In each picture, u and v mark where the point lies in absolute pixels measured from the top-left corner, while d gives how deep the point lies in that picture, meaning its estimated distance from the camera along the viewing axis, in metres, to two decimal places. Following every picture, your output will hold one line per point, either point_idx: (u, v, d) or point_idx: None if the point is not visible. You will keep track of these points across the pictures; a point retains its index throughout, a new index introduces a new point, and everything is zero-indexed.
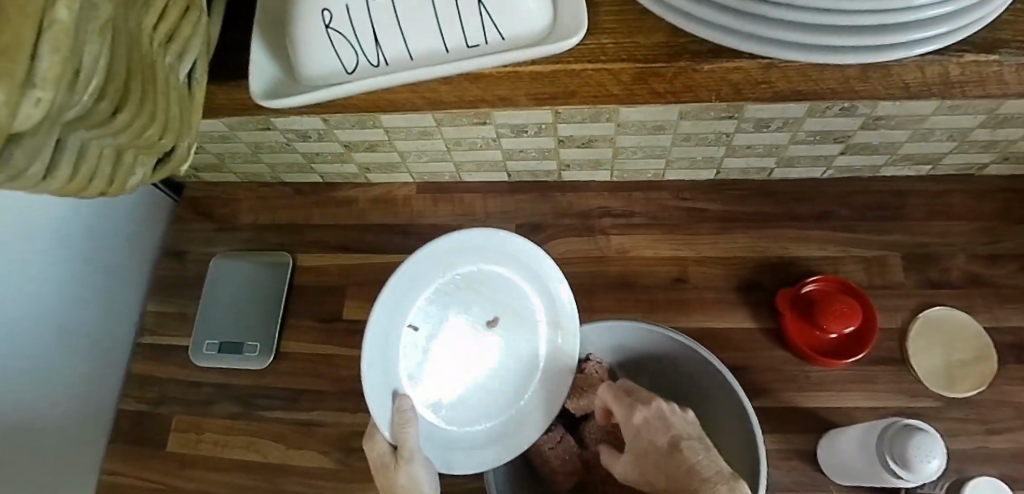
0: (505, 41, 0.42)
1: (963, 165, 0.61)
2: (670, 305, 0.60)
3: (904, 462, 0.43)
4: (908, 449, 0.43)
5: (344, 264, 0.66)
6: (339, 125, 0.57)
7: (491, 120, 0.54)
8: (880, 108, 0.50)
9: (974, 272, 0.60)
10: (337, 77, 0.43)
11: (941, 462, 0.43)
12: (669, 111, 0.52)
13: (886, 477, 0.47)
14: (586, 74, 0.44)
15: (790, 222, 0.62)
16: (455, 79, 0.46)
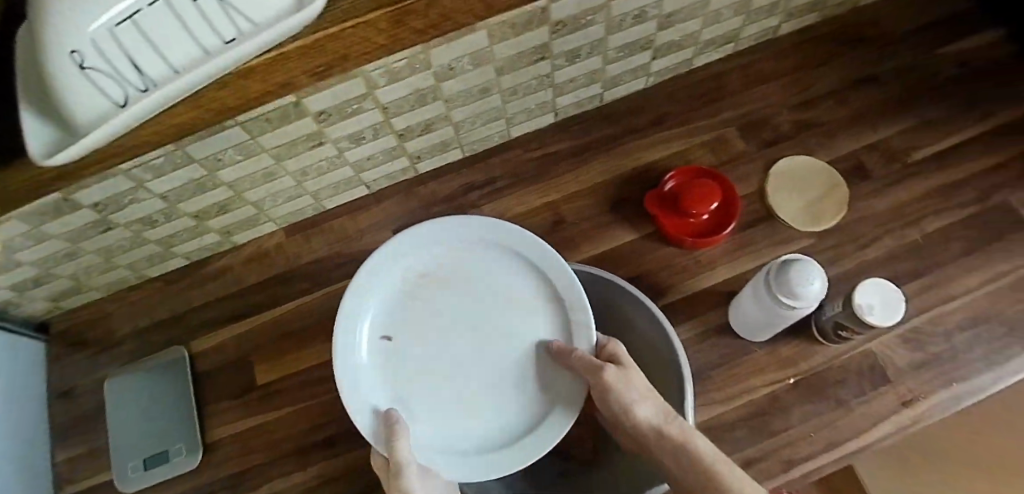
0: (255, 24, 0.31)
1: (759, 33, 0.67)
2: (558, 247, 0.62)
3: (794, 294, 0.47)
4: (791, 281, 0.46)
5: (240, 332, 0.65)
6: (180, 197, 0.56)
7: (326, 138, 0.56)
8: (663, 6, 0.55)
9: (800, 119, 0.66)
10: (93, 124, 0.31)
11: (823, 279, 0.47)
12: (483, 71, 0.55)
13: (788, 317, 0.50)
14: (349, 34, 0.34)
15: (634, 135, 0.66)
16: (228, 81, 0.33)
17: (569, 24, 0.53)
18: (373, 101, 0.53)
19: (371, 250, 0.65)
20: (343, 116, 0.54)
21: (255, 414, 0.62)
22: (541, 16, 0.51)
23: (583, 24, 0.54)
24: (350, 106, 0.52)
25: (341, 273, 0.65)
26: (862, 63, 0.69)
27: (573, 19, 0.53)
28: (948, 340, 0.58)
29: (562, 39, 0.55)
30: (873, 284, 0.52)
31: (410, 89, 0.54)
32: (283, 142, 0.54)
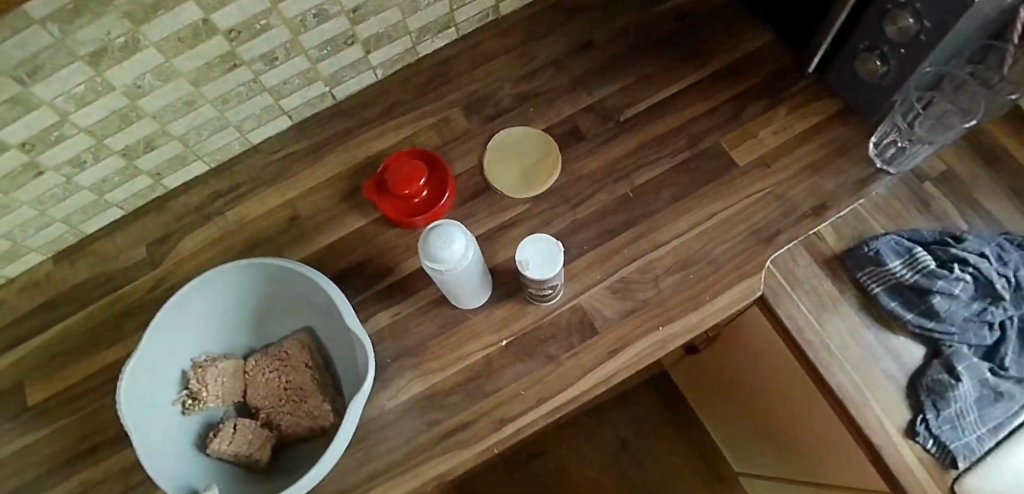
0: None
1: (479, 15, 0.70)
2: (293, 242, 0.65)
3: (440, 251, 0.48)
4: (436, 239, 0.48)
5: (9, 363, 0.67)
6: None
7: (42, 166, 0.57)
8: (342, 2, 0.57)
9: (523, 90, 0.68)
10: None
11: (466, 236, 0.50)
12: (176, 87, 0.57)
13: (450, 277, 0.52)
14: None
15: (366, 126, 0.69)
16: None
17: (245, 32, 0.54)
18: (72, 126, 0.54)
19: (126, 268, 0.68)
20: (50, 142, 0.55)
21: (20, 438, 0.64)
22: (206, 27, 0.52)
23: (261, 29, 0.55)
24: (53, 133, 0.54)
25: (99, 293, 0.68)
26: (584, 29, 0.71)
27: (249, 23, 0.54)
28: (657, 285, 0.60)
29: (244, 48, 0.56)
30: (530, 241, 0.53)
31: (106, 110, 0.55)
32: (1, 174, 0.54)
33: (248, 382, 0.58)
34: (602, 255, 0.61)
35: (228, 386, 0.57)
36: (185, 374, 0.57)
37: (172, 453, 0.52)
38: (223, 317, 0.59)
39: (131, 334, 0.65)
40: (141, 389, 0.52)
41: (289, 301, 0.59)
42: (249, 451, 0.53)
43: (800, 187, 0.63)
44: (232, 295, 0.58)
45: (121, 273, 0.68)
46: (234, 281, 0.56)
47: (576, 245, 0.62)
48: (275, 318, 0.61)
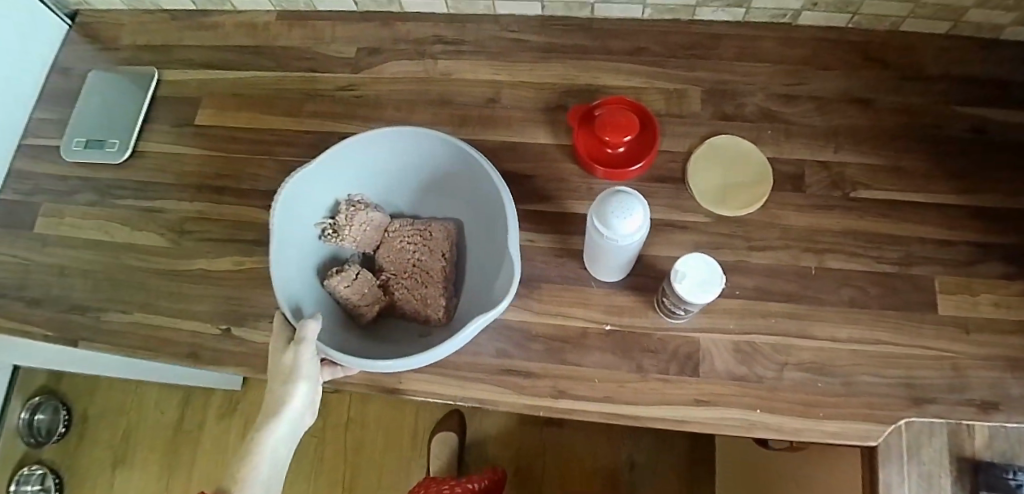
0: None
1: (775, 11, 0.64)
2: (480, 122, 0.65)
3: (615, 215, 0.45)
4: (619, 202, 0.45)
5: (202, 79, 0.73)
6: None
7: None
8: None
9: (769, 109, 0.62)
10: None
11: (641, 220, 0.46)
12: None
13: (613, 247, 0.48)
14: None
15: (603, 56, 0.66)
16: None
17: None
18: None
19: (331, 57, 0.70)
20: None
21: (179, 144, 0.70)
22: None
23: None
24: None
25: (298, 65, 0.71)
26: (870, 85, 0.63)
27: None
28: (779, 371, 0.55)
29: None
30: (698, 257, 0.49)
31: None
32: None
33: (384, 241, 0.61)
34: (746, 311, 0.57)
35: (366, 235, 0.59)
36: (335, 206, 0.59)
37: (301, 268, 0.55)
38: (392, 171, 0.60)
39: (304, 115, 0.68)
40: (298, 200, 0.54)
41: (453, 191, 0.60)
42: (361, 303, 0.57)
43: (991, 373, 0.54)
44: (408, 155, 0.58)
45: (324, 59, 0.70)
46: (419, 150, 0.57)
47: (726, 284, 0.58)
48: (433, 197, 0.62)
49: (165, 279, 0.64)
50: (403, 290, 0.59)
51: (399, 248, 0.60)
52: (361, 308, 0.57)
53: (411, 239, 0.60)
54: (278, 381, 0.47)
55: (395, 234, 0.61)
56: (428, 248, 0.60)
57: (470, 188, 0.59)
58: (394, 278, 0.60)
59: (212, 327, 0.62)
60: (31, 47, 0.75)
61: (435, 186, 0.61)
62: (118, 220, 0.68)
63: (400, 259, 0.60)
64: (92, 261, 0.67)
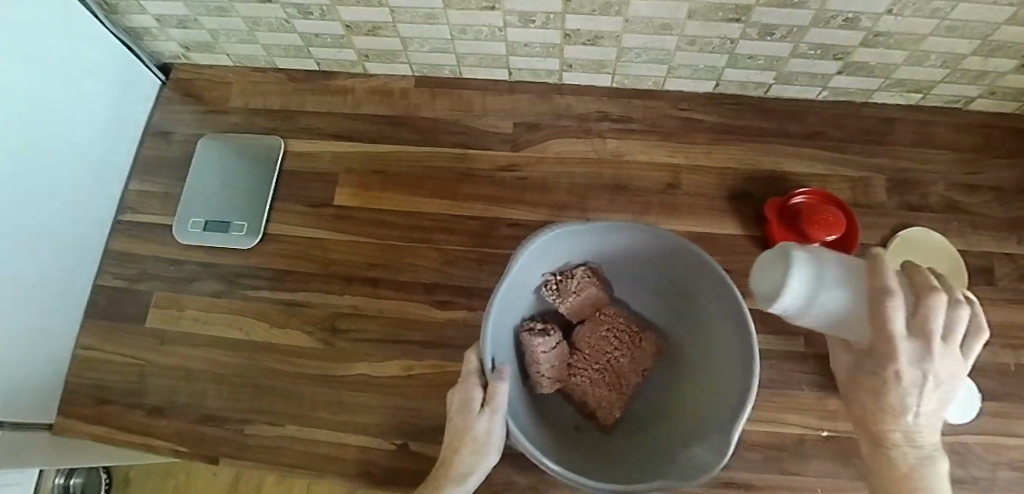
0: None
1: (949, 97, 0.64)
2: (661, 209, 0.61)
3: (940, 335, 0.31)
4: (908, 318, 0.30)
5: (336, 151, 0.66)
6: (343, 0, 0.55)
7: (500, 6, 0.53)
8: (882, 22, 0.52)
9: (952, 198, 0.62)
10: None
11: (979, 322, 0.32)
12: (679, 7, 0.52)
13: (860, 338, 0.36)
14: None
15: (781, 138, 0.64)
16: None
17: None
18: None
19: (485, 131, 0.65)
20: None
21: (318, 227, 0.63)
22: None
23: (796, 3, 0.50)
24: None
25: (447, 139, 0.65)
26: None
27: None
28: (995, 473, 0.54)
29: (767, 10, 0.51)
30: (956, 378, 0.47)
31: None
32: None
33: (594, 319, 0.55)
34: None
35: (581, 307, 0.54)
36: (572, 264, 0.53)
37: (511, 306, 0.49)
38: (627, 258, 0.53)
39: (462, 197, 0.62)
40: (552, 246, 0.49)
41: (681, 303, 0.53)
42: (546, 376, 0.51)
43: None
44: (657, 255, 0.50)
45: (477, 134, 0.65)
46: (677, 259, 0.49)
47: None
48: (654, 297, 0.55)
49: (320, 385, 0.58)
50: (583, 380, 0.53)
51: (598, 336, 0.54)
52: (540, 382, 0.52)
53: (617, 332, 0.54)
54: (461, 433, 0.40)
55: (604, 318, 0.55)
56: (629, 353, 0.54)
57: (703, 311, 0.50)
58: (579, 361, 0.54)
59: (385, 442, 0.56)
60: (126, 107, 0.66)
61: (661, 288, 0.54)
62: (253, 313, 0.61)
63: (596, 346, 0.54)
64: (227, 362, 0.60)
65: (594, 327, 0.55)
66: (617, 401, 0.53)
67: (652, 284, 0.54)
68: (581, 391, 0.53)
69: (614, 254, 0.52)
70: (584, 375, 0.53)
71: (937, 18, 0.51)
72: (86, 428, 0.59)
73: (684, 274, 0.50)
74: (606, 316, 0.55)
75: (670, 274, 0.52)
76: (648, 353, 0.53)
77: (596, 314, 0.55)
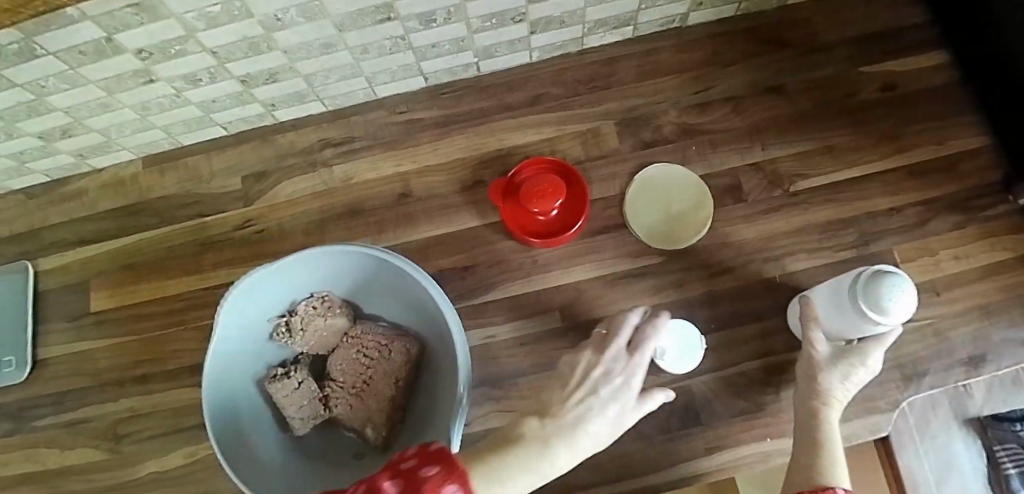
0: None
1: (662, 19, 0.60)
2: (396, 224, 0.59)
3: (875, 312, 0.40)
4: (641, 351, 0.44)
5: (84, 258, 0.64)
6: (14, 117, 0.54)
7: (155, 76, 0.51)
8: None
9: (687, 122, 0.60)
10: None
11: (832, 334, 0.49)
12: (321, 26, 0.49)
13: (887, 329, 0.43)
14: None
15: (504, 114, 0.61)
16: None
17: None
18: (197, 45, 0.47)
19: (218, 194, 0.63)
20: (168, 56, 0.48)
21: (84, 339, 0.62)
22: None
23: None
24: (172, 48, 0.47)
25: (184, 213, 0.63)
26: (773, 67, 0.61)
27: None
28: (776, 393, 0.54)
29: (405, 2, 0.48)
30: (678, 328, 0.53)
31: (234, 36, 0.47)
32: (108, 77, 0.50)
33: (342, 344, 0.55)
34: (723, 342, 0.56)
35: (321, 338, 0.54)
36: (299, 299, 0.54)
37: (240, 357, 0.50)
38: (347, 277, 0.53)
39: (208, 269, 0.61)
40: (257, 294, 0.50)
41: (411, 301, 0.53)
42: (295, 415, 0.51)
43: (968, 329, 0.55)
44: (364, 266, 0.51)
45: (212, 199, 0.63)
46: (378, 263, 0.50)
47: (701, 317, 0.56)
48: (396, 303, 0.54)
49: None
50: (342, 406, 0.53)
51: (349, 360, 0.54)
52: (294, 422, 0.52)
53: (367, 349, 0.53)
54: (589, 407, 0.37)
55: (349, 340, 0.54)
56: (379, 370, 0.53)
57: (428, 309, 0.50)
58: (335, 390, 0.53)
59: None
60: None
61: (396, 298, 0.53)
62: (45, 442, 0.61)
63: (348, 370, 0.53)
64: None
65: (346, 353, 0.54)
66: (380, 420, 0.51)
67: (388, 295, 0.54)
68: (348, 419, 0.53)
69: (330, 276, 0.52)
70: (343, 403, 0.53)
71: None
72: None
73: (399, 278, 0.50)
74: (352, 338, 0.54)
75: (388, 276, 0.51)
76: (400, 363, 0.52)
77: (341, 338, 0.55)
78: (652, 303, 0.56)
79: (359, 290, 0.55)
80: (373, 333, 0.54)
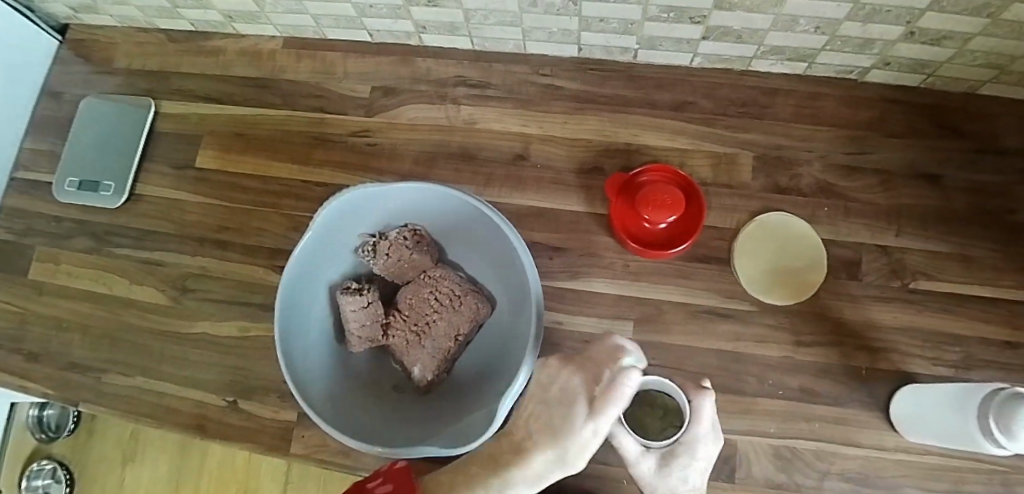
0: None
1: (839, 67, 0.57)
2: (505, 183, 0.59)
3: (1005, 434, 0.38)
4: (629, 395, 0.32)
5: (203, 114, 0.66)
6: None
7: None
8: None
9: (827, 181, 0.57)
10: None
11: (917, 425, 0.48)
12: None
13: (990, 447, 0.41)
14: None
15: (646, 110, 0.59)
16: None
17: None
18: None
19: (343, 95, 0.64)
20: None
21: (179, 189, 0.65)
22: None
23: None
24: None
25: (307, 103, 0.64)
26: (939, 154, 0.56)
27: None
28: (820, 481, 0.51)
29: None
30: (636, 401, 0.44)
31: None
32: None
33: (416, 280, 0.54)
34: (789, 413, 0.52)
35: (400, 268, 0.53)
36: (392, 224, 0.53)
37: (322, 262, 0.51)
38: (447, 219, 0.52)
39: (313, 164, 0.63)
40: (359, 206, 0.49)
41: (499, 264, 0.52)
42: (354, 333, 0.51)
43: None
44: (469, 216, 0.50)
45: (336, 97, 0.64)
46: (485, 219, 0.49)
47: (771, 380, 0.53)
48: (482, 259, 0.54)
49: (170, 341, 0.61)
50: (398, 339, 0.53)
51: (420, 298, 0.53)
52: (350, 338, 0.52)
53: (440, 294, 0.53)
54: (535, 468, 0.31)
55: (426, 279, 0.54)
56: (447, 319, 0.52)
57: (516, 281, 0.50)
58: (397, 321, 0.53)
59: (217, 398, 0.58)
60: (20, 70, 0.68)
61: (486, 256, 0.53)
62: (117, 270, 0.64)
63: (415, 308, 0.53)
64: (91, 315, 0.63)
65: (417, 290, 0.53)
66: (431, 366, 0.52)
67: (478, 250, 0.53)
68: (399, 352, 0.53)
69: (431, 212, 0.51)
70: (400, 336, 0.53)
71: None
72: None
73: (500, 240, 0.49)
74: (429, 278, 0.53)
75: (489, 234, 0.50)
76: (468, 319, 0.52)
77: (418, 274, 0.54)
78: (728, 348, 0.54)
79: (450, 234, 0.54)
80: (452, 281, 0.53)
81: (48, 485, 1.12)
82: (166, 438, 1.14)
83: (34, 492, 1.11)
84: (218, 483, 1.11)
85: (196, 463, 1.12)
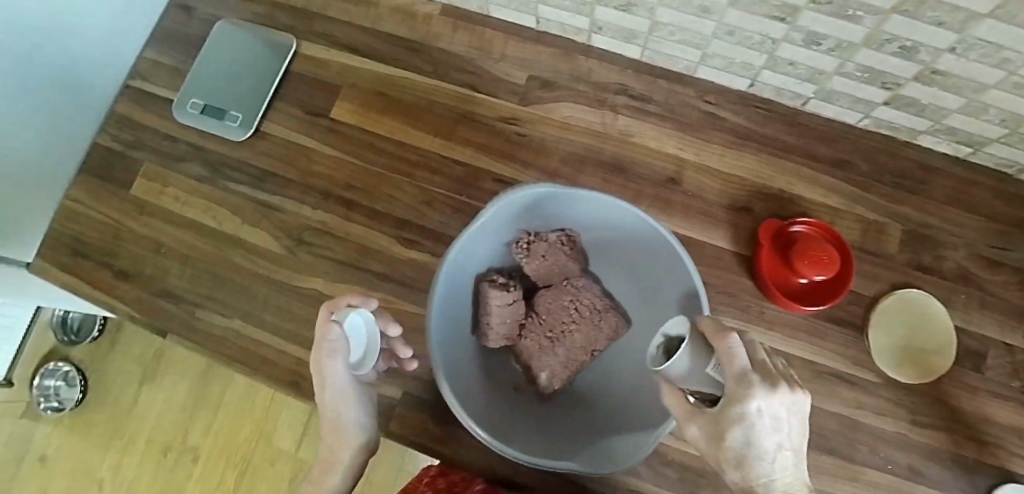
0: None
1: (1003, 160, 0.57)
2: (652, 202, 0.58)
3: None
4: (691, 346, 0.37)
5: (347, 64, 0.64)
6: None
7: None
8: (941, 58, 0.46)
9: (968, 269, 0.57)
10: None
11: None
12: None
13: None
14: None
15: (802, 160, 0.59)
16: None
17: (834, 6, 0.44)
18: None
19: (498, 78, 0.62)
20: None
21: (309, 136, 0.62)
22: None
23: (848, 15, 0.45)
24: None
25: (458, 78, 0.62)
26: None
27: (842, 4, 0.44)
28: None
29: (814, 15, 0.46)
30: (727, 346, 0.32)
31: None
32: None
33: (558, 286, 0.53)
34: (894, 488, 0.53)
35: (547, 272, 0.52)
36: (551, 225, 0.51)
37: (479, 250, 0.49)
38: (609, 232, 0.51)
39: (455, 141, 0.61)
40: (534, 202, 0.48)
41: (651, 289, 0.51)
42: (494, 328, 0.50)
43: None
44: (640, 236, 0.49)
45: (489, 77, 0.62)
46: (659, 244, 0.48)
47: (882, 453, 0.54)
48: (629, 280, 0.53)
49: (275, 291, 0.59)
50: (531, 342, 0.52)
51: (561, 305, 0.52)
52: (486, 332, 0.50)
53: (583, 306, 0.52)
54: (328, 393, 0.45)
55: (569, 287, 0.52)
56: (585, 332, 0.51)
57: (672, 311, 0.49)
58: (533, 324, 0.52)
59: None
60: None
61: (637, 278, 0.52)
62: (229, 206, 0.61)
63: (554, 315, 0.52)
64: (194, 246, 0.61)
65: (559, 296, 0.52)
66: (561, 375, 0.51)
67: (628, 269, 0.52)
68: (528, 355, 0.52)
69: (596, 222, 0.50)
70: (534, 340, 0.52)
71: (1007, 70, 0.44)
72: (61, 275, 0.62)
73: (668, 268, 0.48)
74: (573, 287, 0.52)
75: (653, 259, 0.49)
76: (607, 336, 0.51)
77: (561, 280, 0.53)
78: (845, 413, 0.54)
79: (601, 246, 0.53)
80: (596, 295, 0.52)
81: (59, 387, 1.16)
82: (189, 361, 1.15)
83: (45, 390, 1.15)
84: (233, 417, 1.12)
85: (214, 394, 1.13)
